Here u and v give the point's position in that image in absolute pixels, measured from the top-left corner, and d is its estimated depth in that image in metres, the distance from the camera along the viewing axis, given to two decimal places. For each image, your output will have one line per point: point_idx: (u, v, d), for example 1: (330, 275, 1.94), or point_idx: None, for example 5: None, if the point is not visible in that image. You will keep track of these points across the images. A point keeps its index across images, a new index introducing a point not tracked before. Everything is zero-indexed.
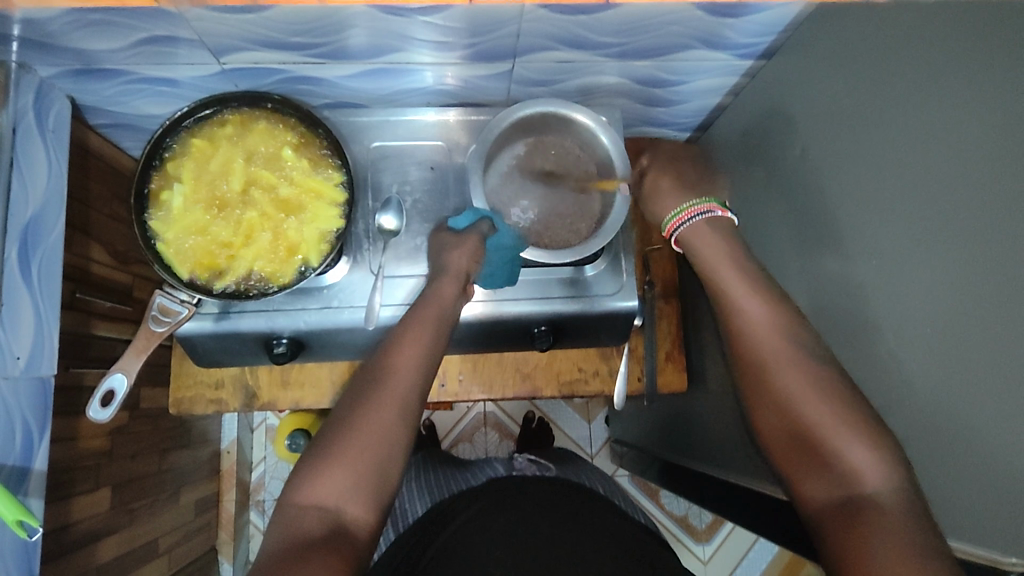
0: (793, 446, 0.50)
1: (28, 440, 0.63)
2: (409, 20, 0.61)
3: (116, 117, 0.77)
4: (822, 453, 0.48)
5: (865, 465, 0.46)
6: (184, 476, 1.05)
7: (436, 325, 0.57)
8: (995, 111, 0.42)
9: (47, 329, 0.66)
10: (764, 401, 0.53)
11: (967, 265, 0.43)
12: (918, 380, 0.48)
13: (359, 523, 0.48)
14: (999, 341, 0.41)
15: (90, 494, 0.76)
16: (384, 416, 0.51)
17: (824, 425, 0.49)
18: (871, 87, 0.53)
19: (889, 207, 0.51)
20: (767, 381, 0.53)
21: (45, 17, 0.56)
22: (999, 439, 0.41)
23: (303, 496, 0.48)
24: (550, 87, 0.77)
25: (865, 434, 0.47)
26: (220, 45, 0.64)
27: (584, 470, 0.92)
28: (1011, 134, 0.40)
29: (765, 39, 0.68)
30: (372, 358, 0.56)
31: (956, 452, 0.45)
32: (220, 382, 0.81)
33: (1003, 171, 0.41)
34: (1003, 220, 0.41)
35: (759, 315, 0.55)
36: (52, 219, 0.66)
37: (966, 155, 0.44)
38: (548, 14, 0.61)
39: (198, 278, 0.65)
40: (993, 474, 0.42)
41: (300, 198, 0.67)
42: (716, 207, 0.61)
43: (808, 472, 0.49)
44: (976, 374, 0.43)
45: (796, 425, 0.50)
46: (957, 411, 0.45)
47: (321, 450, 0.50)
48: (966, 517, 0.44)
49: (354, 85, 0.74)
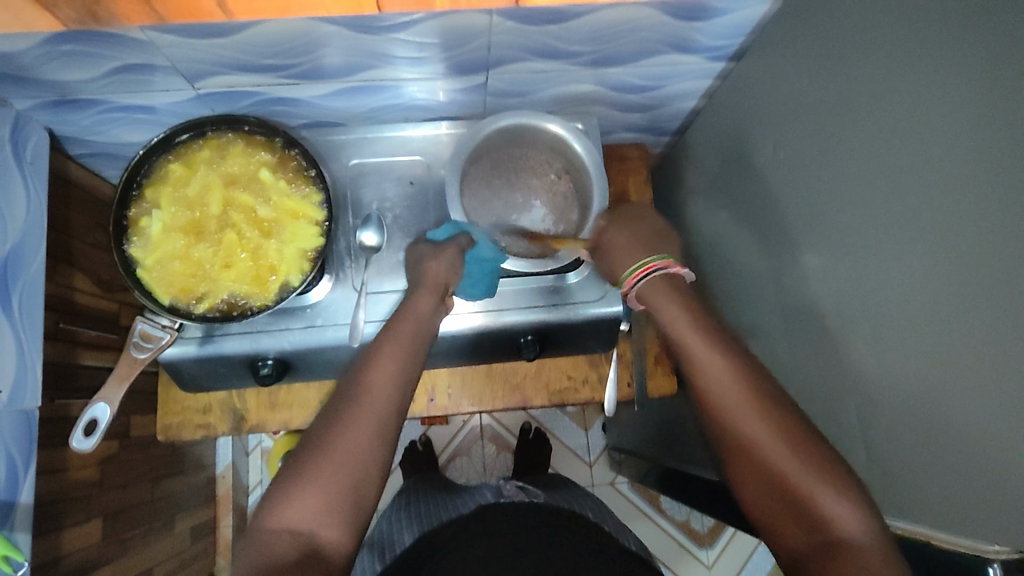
0: (773, 496, 0.51)
1: (13, 473, 0.62)
2: (381, 38, 0.61)
3: (95, 146, 0.77)
4: (801, 504, 0.50)
5: (844, 512, 0.48)
6: (177, 504, 1.04)
7: (415, 340, 0.57)
8: (958, 98, 0.42)
9: (29, 362, 0.65)
10: (743, 462, 0.52)
11: (937, 255, 0.44)
12: (898, 372, 0.48)
13: (334, 546, 0.47)
14: (977, 329, 0.41)
15: (81, 525, 0.75)
16: (358, 434, 0.51)
17: (802, 481, 0.50)
18: (839, 83, 0.54)
19: (865, 203, 0.51)
20: (739, 440, 0.53)
21: (17, 50, 0.57)
22: (981, 428, 0.41)
23: (277, 520, 0.47)
24: (527, 97, 0.78)
25: (839, 487, 0.49)
26: (194, 70, 0.64)
27: (576, 497, 0.92)
28: (974, 120, 0.41)
29: (734, 41, 0.69)
30: (349, 373, 0.56)
31: (936, 442, 0.45)
32: (208, 407, 0.80)
33: (964, 160, 0.41)
34: (973, 208, 0.41)
35: (735, 373, 0.54)
36: (31, 251, 0.66)
37: (932, 146, 0.44)
38: (516, 26, 0.62)
39: (179, 302, 0.65)
40: (969, 460, 0.42)
41: (278, 218, 0.67)
42: (673, 264, 0.61)
43: (789, 525, 0.50)
44: (957, 362, 0.43)
45: (774, 478, 0.51)
46: (936, 402, 0.44)
47: (300, 470, 0.49)
48: (948, 506, 0.45)
49: (331, 104, 0.74)
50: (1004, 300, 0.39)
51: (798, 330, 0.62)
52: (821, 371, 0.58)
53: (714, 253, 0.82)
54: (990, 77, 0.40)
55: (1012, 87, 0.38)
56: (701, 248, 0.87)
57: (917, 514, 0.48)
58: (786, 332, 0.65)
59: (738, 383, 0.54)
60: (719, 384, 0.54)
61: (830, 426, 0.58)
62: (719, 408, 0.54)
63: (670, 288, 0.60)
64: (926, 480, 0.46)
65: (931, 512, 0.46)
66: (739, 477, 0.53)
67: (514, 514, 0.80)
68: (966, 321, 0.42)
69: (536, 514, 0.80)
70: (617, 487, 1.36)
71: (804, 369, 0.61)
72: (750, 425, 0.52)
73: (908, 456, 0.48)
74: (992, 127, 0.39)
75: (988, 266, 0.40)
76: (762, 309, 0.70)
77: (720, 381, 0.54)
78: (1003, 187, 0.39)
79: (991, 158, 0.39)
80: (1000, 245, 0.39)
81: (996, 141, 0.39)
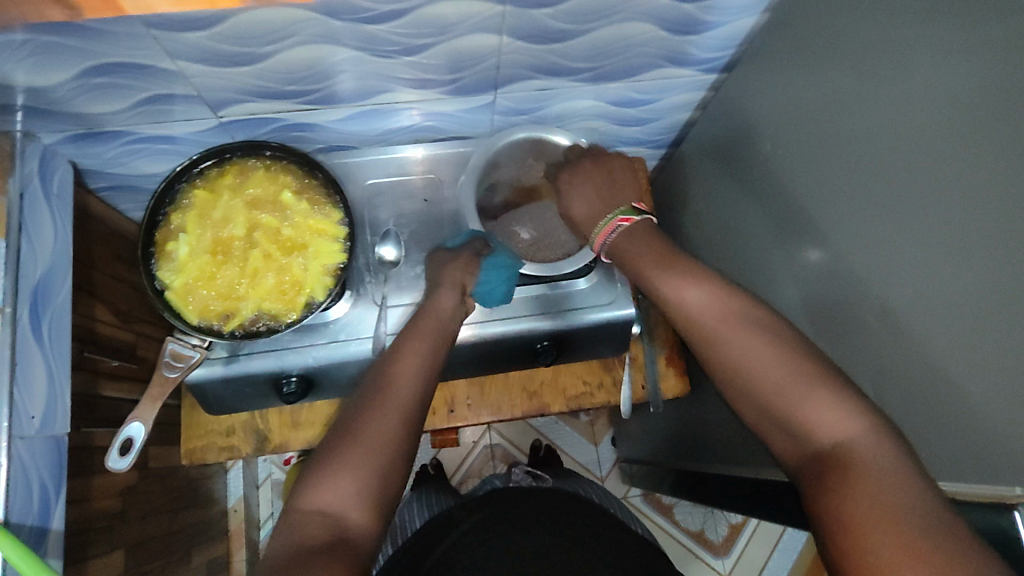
0: (761, 416, 0.50)
1: (45, 499, 0.62)
2: (393, 61, 0.65)
3: (116, 179, 0.80)
4: (788, 414, 0.49)
5: (830, 419, 0.46)
6: (193, 538, 1.03)
7: (433, 338, 0.60)
8: (939, 81, 0.46)
9: (59, 389, 0.66)
10: (731, 381, 0.52)
11: (931, 229, 0.47)
12: (898, 347, 0.51)
13: (361, 529, 0.49)
14: (974, 291, 0.44)
15: (105, 556, 0.75)
16: (385, 423, 0.52)
17: (784, 389, 0.49)
18: (825, 82, 0.58)
19: (857, 188, 0.55)
20: (721, 358, 0.52)
21: (50, 84, 0.60)
22: (982, 386, 0.44)
23: (307, 502, 0.49)
24: (532, 114, 0.82)
25: (824, 390, 0.47)
26: (218, 99, 0.67)
27: (578, 482, 0.98)
28: (954, 100, 0.44)
29: (725, 53, 0.74)
30: (371, 370, 0.58)
31: (940, 404, 0.48)
32: (231, 429, 0.81)
33: (945, 139, 0.45)
34: (958, 179, 0.44)
35: (708, 293, 0.54)
36: (59, 280, 0.67)
37: (917, 130, 0.48)
38: (524, 46, 0.66)
39: (208, 322, 0.66)
40: (969, 414, 0.45)
41: (302, 237, 0.69)
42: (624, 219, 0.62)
43: (780, 435, 0.50)
44: (956, 326, 0.45)
45: (758, 395, 0.50)
46: (936, 366, 0.47)
47: (328, 456, 0.51)
48: (952, 464, 0.48)
49: (345, 128, 0.78)
50: (998, 260, 0.42)
51: (803, 321, 0.66)
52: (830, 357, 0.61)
53: (715, 257, 0.86)
54: (965, 59, 0.44)
55: (987, 67, 0.42)
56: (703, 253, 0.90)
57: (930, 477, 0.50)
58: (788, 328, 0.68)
59: (723, 310, 0.53)
60: (688, 306, 0.54)
61: None
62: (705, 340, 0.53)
63: (631, 239, 0.61)
64: (935, 446, 0.49)
65: (940, 472, 0.49)
66: (735, 405, 0.53)
67: (526, 512, 0.82)
68: (963, 286, 0.45)
69: (550, 499, 0.85)
70: (630, 501, 1.37)
71: None
72: (733, 347, 0.52)
73: (920, 427, 0.50)
74: (971, 103, 0.43)
75: (980, 231, 0.43)
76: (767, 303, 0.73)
77: (700, 314, 0.54)
78: (986, 157, 0.42)
79: (974, 133, 0.43)
80: (987, 210, 0.42)
81: (976, 116, 0.43)
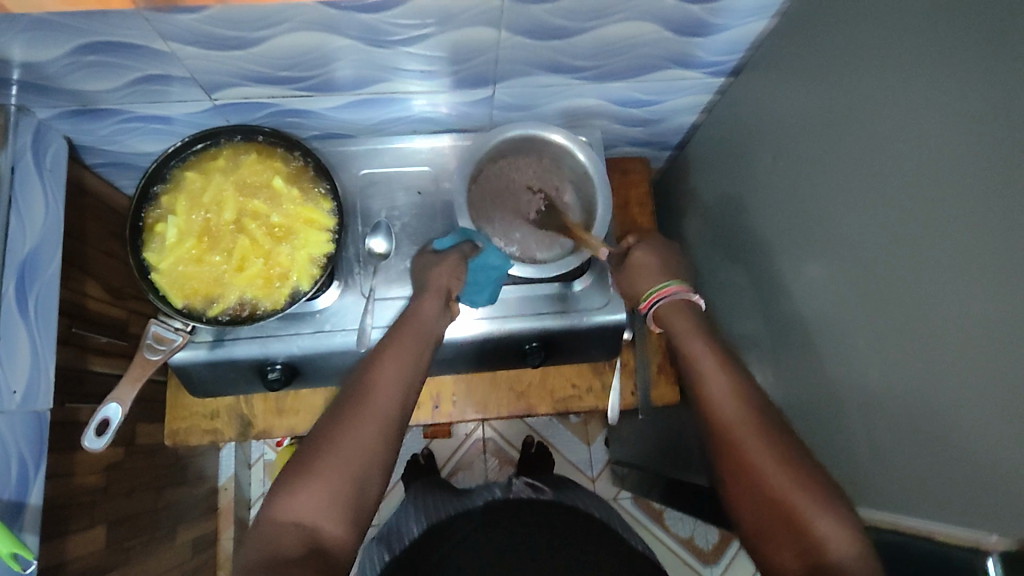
0: (766, 520, 0.51)
1: (23, 473, 0.63)
2: (392, 51, 0.64)
3: (111, 156, 0.79)
4: (793, 524, 0.50)
5: (834, 535, 0.48)
6: (180, 515, 1.04)
7: (416, 347, 0.59)
8: (933, 99, 0.44)
9: (43, 363, 0.66)
10: (744, 482, 0.53)
11: (919, 254, 0.45)
12: (881, 374, 0.49)
13: (335, 540, 0.49)
14: (957, 322, 0.42)
15: (87, 531, 0.76)
16: (362, 434, 0.52)
17: (795, 501, 0.50)
18: (825, 93, 0.56)
19: (851, 206, 0.52)
20: (739, 450, 0.54)
21: (43, 60, 0.60)
22: (964, 418, 0.42)
23: (281, 513, 0.49)
24: (530, 112, 0.80)
25: (828, 504, 0.49)
26: (211, 81, 0.66)
27: (579, 495, 0.98)
28: (951, 120, 0.42)
29: (732, 57, 0.72)
30: (350, 376, 0.57)
31: (922, 435, 0.46)
32: (215, 413, 0.81)
33: (938, 160, 0.43)
34: (946, 202, 0.42)
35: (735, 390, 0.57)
36: (47, 256, 0.67)
37: (910, 150, 0.46)
38: (523, 41, 0.64)
39: (191, 306, 0.66)
40: (947, 449, 0.43)
41: (291, 225, 0.68)
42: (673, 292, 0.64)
43: (782, 543, 0.50)
44: (937, 358, 0.44)
45: (770, 500, 0.51)
46: (919, 396, 0.46)
47: (301, 465, 0.51)
48: (926, 497, 0.46)
49: (342, 116, 0.77)
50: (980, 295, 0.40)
51: (788, 337, 0.64)
52: (815, 377, 0.59)
53: (713, 264, 0.84)
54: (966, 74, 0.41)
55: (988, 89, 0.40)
56: (700, 261, 0.88)
57: (907, 506, 0.49)
58: (778, 344, 0.66)
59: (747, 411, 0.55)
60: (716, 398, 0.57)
61: (832, 432, 0.57)
62: (726, 429, 0.55)
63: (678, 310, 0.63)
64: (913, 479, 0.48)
65: (919, 505, 0.47)
66: (740, 507, 0.53)
67: (523, 524, 0.83)
68: (943, 318, 0.43)
69: (544, 511, 0.86)
70: (619, 503, 1.36)
71: (798, 377, 0.62)
72: (752, 449, 0.53)
73: (901, 459, 0.48)
74: (962, 125, 0.41)
75: (965, 261, 0.41)
76: (754, 319, 0.72)
77: (729, 407, 0.56)
78: (975, 182, 0.40)
79: (965, 156, 0.41)
80: (970, 241, 0.41)
81: (971, 140, 0.41)
